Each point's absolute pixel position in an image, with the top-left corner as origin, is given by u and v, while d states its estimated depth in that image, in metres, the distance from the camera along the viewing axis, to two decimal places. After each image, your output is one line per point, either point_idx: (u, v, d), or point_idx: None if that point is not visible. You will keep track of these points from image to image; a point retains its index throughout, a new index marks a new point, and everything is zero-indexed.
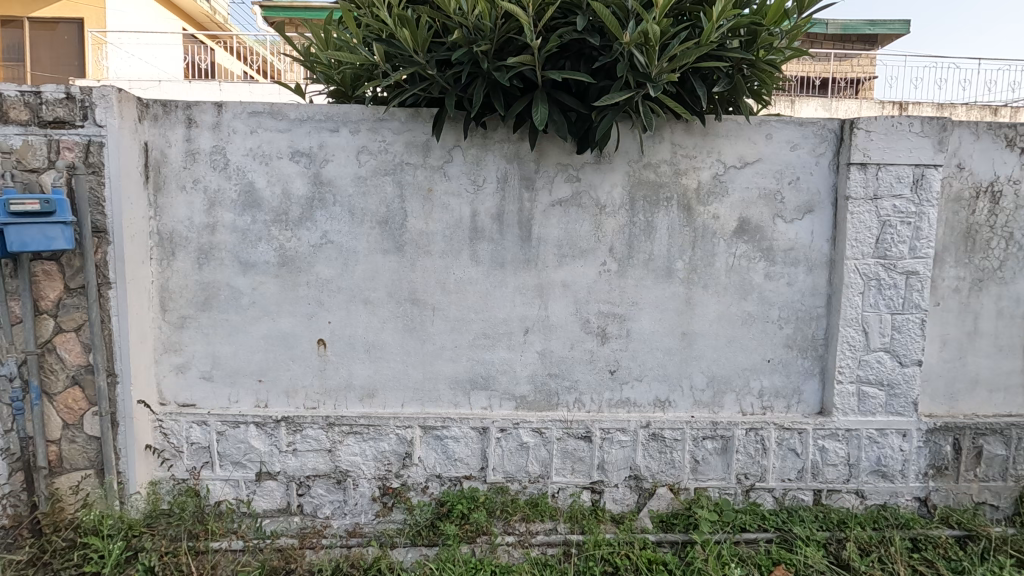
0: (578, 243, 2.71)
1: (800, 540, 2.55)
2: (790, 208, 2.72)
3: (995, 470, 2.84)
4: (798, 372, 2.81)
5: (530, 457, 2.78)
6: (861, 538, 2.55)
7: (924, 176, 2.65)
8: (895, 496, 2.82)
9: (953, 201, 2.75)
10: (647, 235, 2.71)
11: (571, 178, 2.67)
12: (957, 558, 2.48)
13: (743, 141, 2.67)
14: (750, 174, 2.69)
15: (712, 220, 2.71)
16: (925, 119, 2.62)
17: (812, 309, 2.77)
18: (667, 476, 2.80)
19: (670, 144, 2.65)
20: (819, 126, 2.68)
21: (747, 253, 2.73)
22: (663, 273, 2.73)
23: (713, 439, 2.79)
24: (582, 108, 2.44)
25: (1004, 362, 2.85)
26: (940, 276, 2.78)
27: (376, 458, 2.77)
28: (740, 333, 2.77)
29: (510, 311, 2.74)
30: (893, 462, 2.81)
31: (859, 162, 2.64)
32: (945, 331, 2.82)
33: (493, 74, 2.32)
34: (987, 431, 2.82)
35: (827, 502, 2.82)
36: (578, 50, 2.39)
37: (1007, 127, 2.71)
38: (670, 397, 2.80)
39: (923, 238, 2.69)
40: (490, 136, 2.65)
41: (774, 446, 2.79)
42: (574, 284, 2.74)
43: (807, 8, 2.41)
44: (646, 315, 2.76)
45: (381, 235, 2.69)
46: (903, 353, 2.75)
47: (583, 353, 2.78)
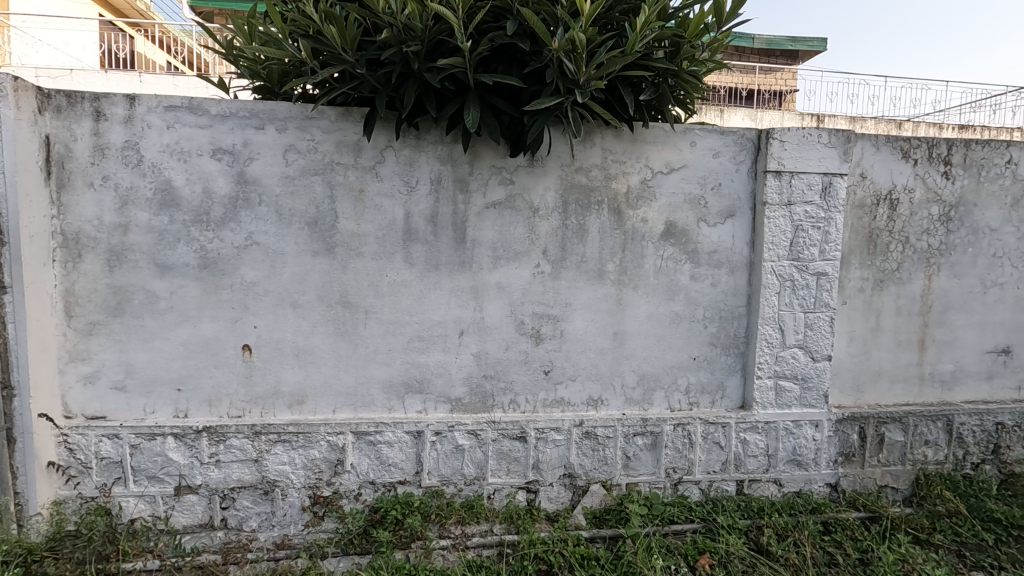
0: (512, 245, 2.74)
1: (723, 529, 2.68)
2: (713, 213, 2.85)
3: (895, 455, 3.09)
4: (722, 368, 2.95)
5: (466, 460, 2.78)
6: (779, 525, 2.71)
7: (831, 184, 2.85)
8: (809, 483, 3.01)
9: (857, 208, 2.97)
10: (580, 237, 2.77)
11: (505, 181, 2.69)
12: (862, 538, 2.68)
13: (669, 148, 2.78)
14: (676, 179, 2.81)
15: (641, 223, 2.80)
16: (832, 131, 2.82)
17: (734, 309, 2.92)
18: (600, 473, 2.87)
19: (601, 149, 2.73)
20: (739, 135, 2.82)
21: (674, 255, 2.84)
22: (595, 274, 2.80)
23: (643, 435, 2.88)
24: (514, 112, 2.46)
25: (902, 355, 3.10)
26: (847, 277, 3.00)
27: (306, 466, 2.68)
28: (669, 332, 2.88)
29: (445, 313, 2.73)
30: (808, 452, 3.00)
31: (775, 170, 2.80)
32: (852, 327, 3.04)
33: (425, 75, 2.31)
34: (888, 419, 3.06)
35: (749, 491, 2.97)
36: (510, 54, 2.41)
37: (903, 140, 2.96)
38: (602, 395, 2.87)
39: (831, 241, 2.89)
40: (423, 137, 2.63)
41: (700, 440, 2.92)
42: (509, 286, 2.76)
43: (726, 22, 2.51)
44: (579, 316, 2.82)
45: (310, 236, 2.62)
46: (815, 349, 2.95)
47: (518, 354, 2.80)
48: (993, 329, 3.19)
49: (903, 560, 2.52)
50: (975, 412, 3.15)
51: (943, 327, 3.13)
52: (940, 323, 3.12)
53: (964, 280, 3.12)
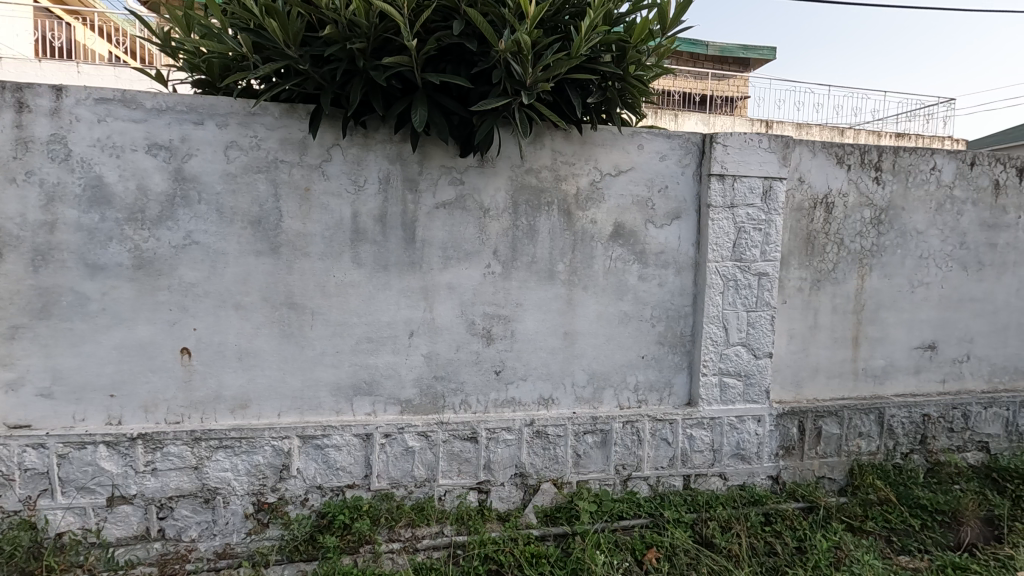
0: (462, 245, 2.73)
1: (670, 524, 2.75)
2: (660, 214, 2.92)
3: (831, 447, 3.23)
4: (669, 367, 3.02)
5: (416, 462, 2.76)
6: (723, 517, 2.79)
7: (772, 187, 2.96)
8: (752, 476, 3.12)
9: (796, 210, 3.10)
10: (530, 237, 2.79)
11: (455, 181, 2.69)
12: (800, 527, 2.79)
13: (617, 150, 2.83)
14: (624, 181, 2.86)
15: (591, 224, 2.84)
16: (771, 137, 2.93)
17: (681, 308, 3.00)
18: (551, 472, 2.90)
19: (550, 150, 2.75)
20: (684, 139, 2.90)
21: (622, 255, 2.90)
22: (546, 274, 2.82)
23: (593, 433, 2.92)
24: (462, 112, 2.46)
25: (838, 352, 3.26)
26: (787, 277, 3.12)
27: (249, 472, 2.61)
28: (618, 331, 2.94)
29: (395, 314, 2.70)
30: (751, 446, 3.10)
31: (718, 173, 2.89)
32: (792, 325, 3.17)
33: (371, 72, 2.28)
34: (825, 413, 3.20)
35: (695, 485, 3.05)
36: (459, 54, 2.41)
37: (837, 147, 3.11)
38: (553, 395, 2.90)
39: (772, 243, 3.00)
40: (371, 136, 2.60)
41: (648, 437, 2.98)
42: (460, 286, 2.75)
43: (671, 27, 2.57)
44: (530, 316, 2.83)
45: (253, 235, 2.54)
46: (757, 346, 3.05)
47: (469, 355, 2.80)
48: (921, 326, 3.38)
49: (837, 547, 2.63)
50: (904, 405, 3.32)
51: (875, 325, 3.30)
52: (873, 320, 3.29)
53: (894, 280, 3.29)
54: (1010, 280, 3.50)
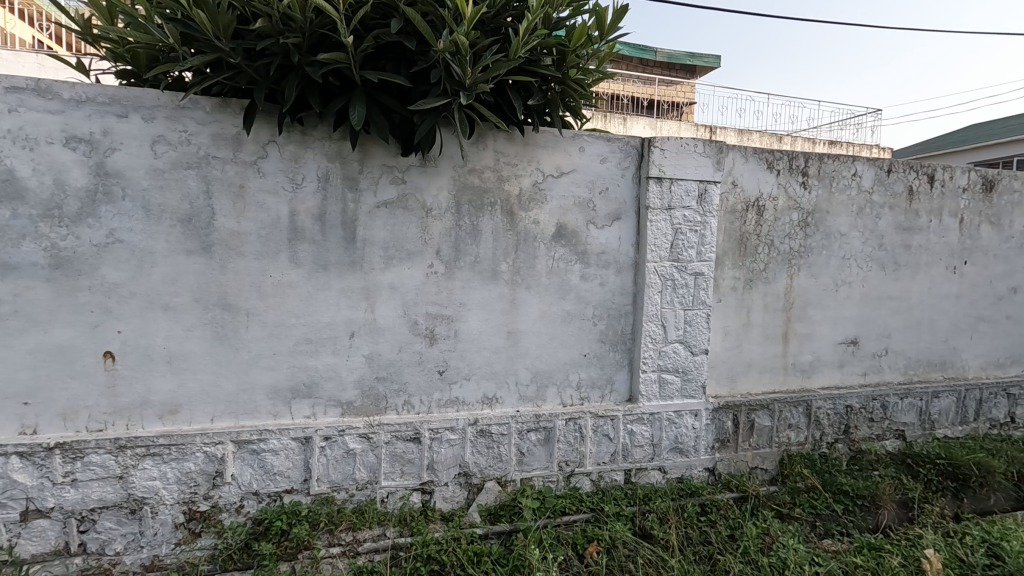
0: (404, 245, 2.71)
1: (610, 518, 2.81)
2: (601, 215, 2.99)
3: (763, 439, 3.39)
4: (610, 364, 3.09)
5: (357, 464, 2.72)
6: (661, 509, 2.88)
7: (707, 190, 3.08)
8: (689, 468, 3.23)
9: (729, 213, 3.23)
10: (473, 237, 2.80)
11: (397, 180, 2.67)
12: (733, 516, 2.92)
13: (559, 152, 2.88)
14: (566, 183, 2.91)
15: (533, 225, 2.88)
16: (706, 142, 3.05)
17: (621, 307, 3.07)
18: (495, 470, 2.92)
19: (493, 151, 2.77)
20: (624, 142, 2.98)
21: (564, 256, 2.95)
22: (489, 274, 2.84)
23: (537, 431, 2.96)
24: (403, 111, 2.45)
25: (769, 348, 3.42)
26: (721, 277, 3.26)
27: (180, 480, 2.50)
28: (561, 330, 2.98)
29: (335, 315, 2.65)
30: (688, 439, 3.21)
31: (656, 176, 2.98)
32: (726, 323, 3.31)
33: (306, 68, 2.24)
34: (758, 407, 3.35)
35: (635, 479, 3.14)
36: (399, 53, 2.40)
37: (767, 153, 3.27)
38: (497, 394, 2.92)
39: (707, 244, 3.12)
40: (309, 133, 2.55)
41: (590, 433, 3.04)
42: (402, 286, 2.73)
43: (609, 33, 2.63)
44: (474, 315, 2.84)
45: (183, 234, 2.45)
46: (693, 343, 3.16)
47: (412, 355, 2.78)
48: (844, 322, 3.59)
49: (766, 533, 2.77)
50: (829, 397, 3.52)
51: (803, 322, 3.48)
52: (801, 318, 3.47)
53: (820, 279, 3.48)
54: (923, 279, 3.77)
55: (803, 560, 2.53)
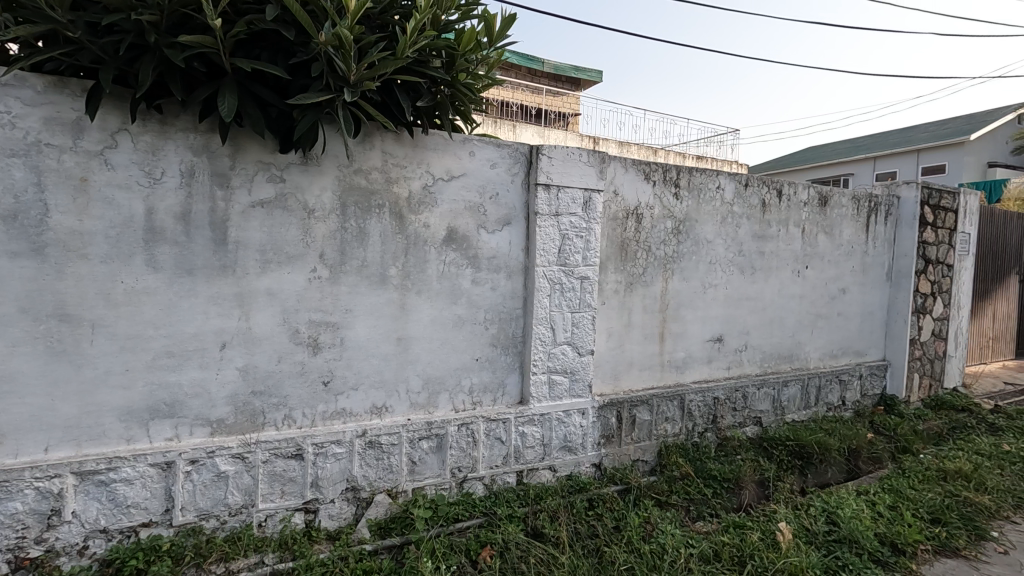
0: (283, 248, 2.52)
1: (503, 520, 2.83)
2: (492, 220, 3.01)
3: (644, 433, 3.61)
4: (502, 367, 3.12)
5: (230, 488, 2.48)
6: (552, 507, 2.96)
7: (591, 198, 3.22)
8: (577, 465, 3.35)
9: (611, 219, 3.41)
10: (360, 241, 2.68)
11: (274, 178, 2.48)
12: (618, 508, 3.07)
13: (449, 156, 2.85)
14: (456, 187, 2.89)
15: (423, 228, 2.82)
16: (590, 152, 3.19)
17: (512, 310, 3.11)
18: (385, 482, 2.81)
19: (380, 151, 2.68)
20: (513, 148, 3.03)
21: (455, 259, 2.92)
22: (377, 278, 2.73)
23: (429, 439, 2.90)
24: (280, 104, 2.29)
25: (648, 346, 3.66)
26: (605, 280, 3.43)
27: (2, 525, 2.11)
28: (452, 335, 2.96)
29: (202, 325, 2.40)
30: (576, 437, 3.33)
31: (544, 183, 3.06)
32: (609, 324, 3.48)
33: (166, 50, 2.02)
34: (638, 402, 3.56)
35: (527, 480, 3.19)
36: (276, 42, 2.25)
37: (645, 164, 3.50)
38: (386, 403, 2.81)
39: (592, 249, 3.26)
40: (169, 123, 2.29)
41: (483, 437, 3.04)
42: (280, 292, 2.53)
43: (497, 39, 2.65)
44: (361, 322, 2.71)
45: (6, 233, 2.07)
46: (580, 344, 3.29)
47: (292, 366, 2.59)
48: (711, 321, 3.94)
49: (647, 522, 2.95)
50: (700, 390, 3.84)
51: (677, 322, 3.77)
52: (675, 318, 3.75)
53: (691, 282, 3.79)
54: (774, 282, 4.25)
55: (679, 544, 2.72)
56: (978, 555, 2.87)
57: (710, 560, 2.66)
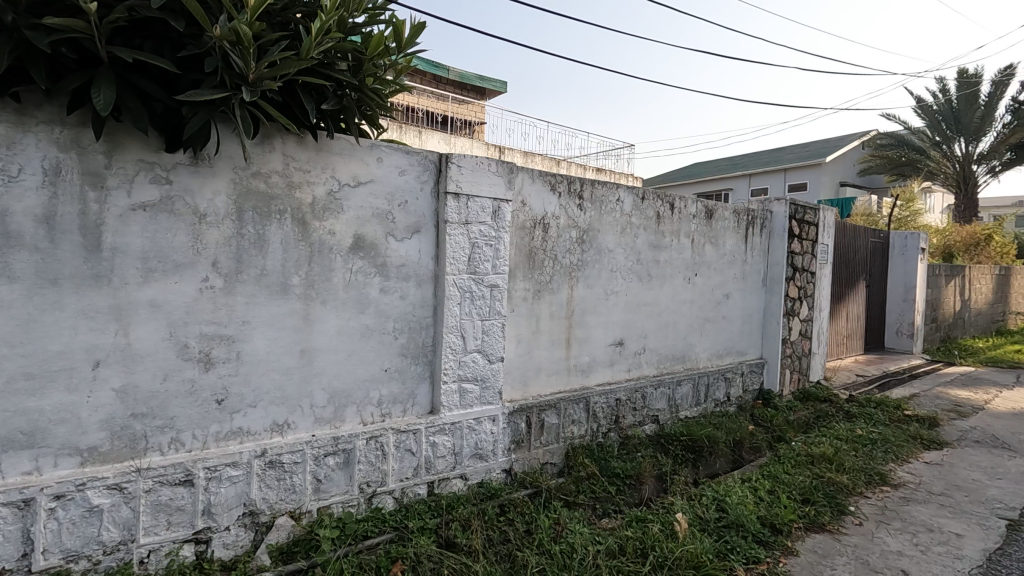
0: (169, 255, 2.31)
1: (414, 533, 2.78)
2: (401, 228, 2.96)
3: (551, 436, 3.71)
4: (412, 377, 3.07)
5: (105, 523, 2.22)
6: (464, 515, 2.95)
7: (500, 208, 3.28)
8: (489, 472, 3.37)
9: (519, 229, 3.49)
10: (258, 248, 2.52)
11: (159, 179, 2.27)
12: (529, 511, 3.12)
13: (356, 161, 2.77)
14: (363, 194, 2.82)
15: (328, 235, 2.72)
16: (499, 162, 3.25)
17: (422, 319, 3.08)
18: (287, 503, 2.66)
19: (281, 154, 2.55)
20: (422, 156, 3.01)
21: (363, 268, 2.84)
22: (278, 288, 2.59)
23: (335, 454, 2.78)
24: (167, 100, 2.11)
25: (555, 352, 3.77)
26: (514, 288, 3.49)
27: None
28: (360, 345, 2.86)
29: (70, 341, 2.13)
30: (487, 444, 3.35)
31: (454, 191, 3.07)
32: (518, 331, 3.55)
33: (26, 32, 1.79)
34: (546, 406, 3.66)
35: (438, 490, 3.15)
36: (162, 32, 2.07)
37: (550, 176, 3.62)
38: (288, 419, 2.66)
39: (501, 257, 3.31)
40: (29, 113, 2.03)
41: (392, 450, 2.97)
42: (166, 304, 2.32)
43: (406, 46, 2.63)
44: (260, 335, 2.55)
45: None
46: (491, 352, 3.32)
47: (181, 384, 2.37)
48: (613, 326, 4.15)
49: (556, 523, 3.03)
50: (603, 392, 4.02)
51: (581, 327, 3.92)
52: (580, 324, 3.91)
53: (594, 289, 3.97)
54: (668, 288, 4.56)
55: (587, 542, 2.83)
56: (839, 528, 3.27)
57: (615, 554, 2.79)
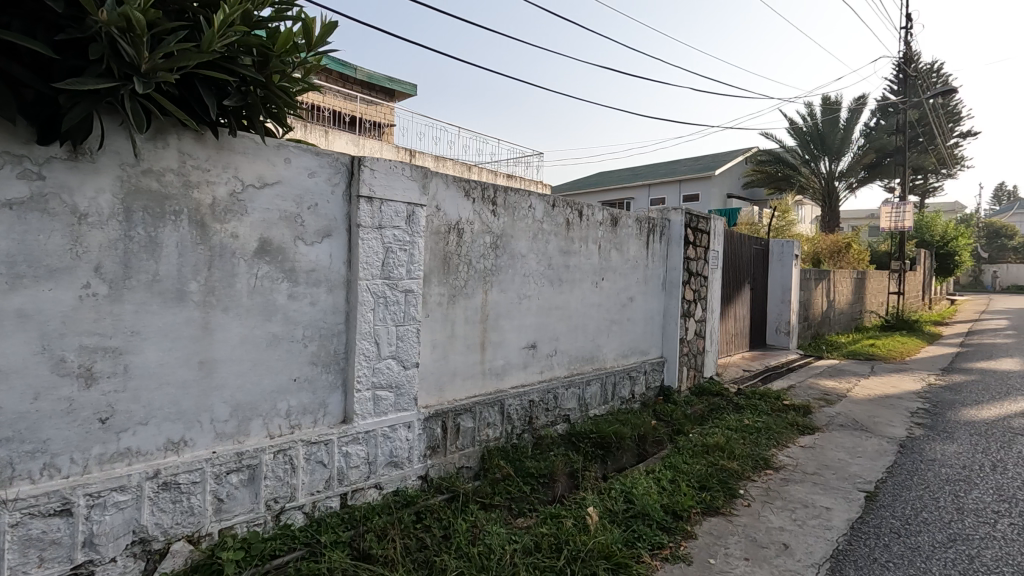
0: (42, 260, 2.07)
1: (326, 548, 2.68)
2: (310, 232, 2.85)
3: (467, 440, 3.73)
4: (323, 387, 2.96)
5: None
6: (379, 525, 2.89)
7: (414, 213, 3.26)
8: (404, 479, 3.33)
9: (434, 234, 3.49)
10: (149, 252, 2.33)
11: (29, 174, 2.03)
12: (445, 516, 3.12)
13: (261, 161, 2.64)
14: (269, 196, 2.69)
15: (230, 239, 2.56)
16: (412, 167, 3.24)
17: (333, 326, 2.98)
18: (185, 527, 2.46)
19: (177, 151, 2.37)
20: (332, 158, 2.92)
21: (269, 273, 2.71)
22: (172, 295, 2.39)
23: (239, 471, 2.62)
24: (41, 87, 1.90)
25: (469, 356, 3.80)
26: (428, 293, 3.48)
27: None
28: (266, 355, 2.72)
29: None
30: (402, 452, 3.31)
31: (366, 196, 3.01)
32: (433, 336, 3.54)
33: None
34: (461, 411, 3.68)
35: (352, 502, 3.06)
36: (36, 12, 1.87)
37: (464, 182, 3.66)
38: (185, 436, 2.47)
39: (415, 262, 3.29)
40: None
41: (302, 463, 2.84)
42: (38, 313, 2.07)
43: (317, 45, 2.55)
44: (152, 346, 2.35)
45: None
46: (405, 358, 3.28)
47: (56, 403, 2.13)
48: (526, 329, 4.26)
49: (473, 526, 3.05)
50: (517, 394, 4.11)
51: (496, 331, 3.99)
52: (494, 327, 3.96)
53: (507, 293, 4.05)
54: (578, 292, 4.75)
55: (503, 542, 2.88)
56: (731, 510, 3.57)
57: (531, 551, 2.87)
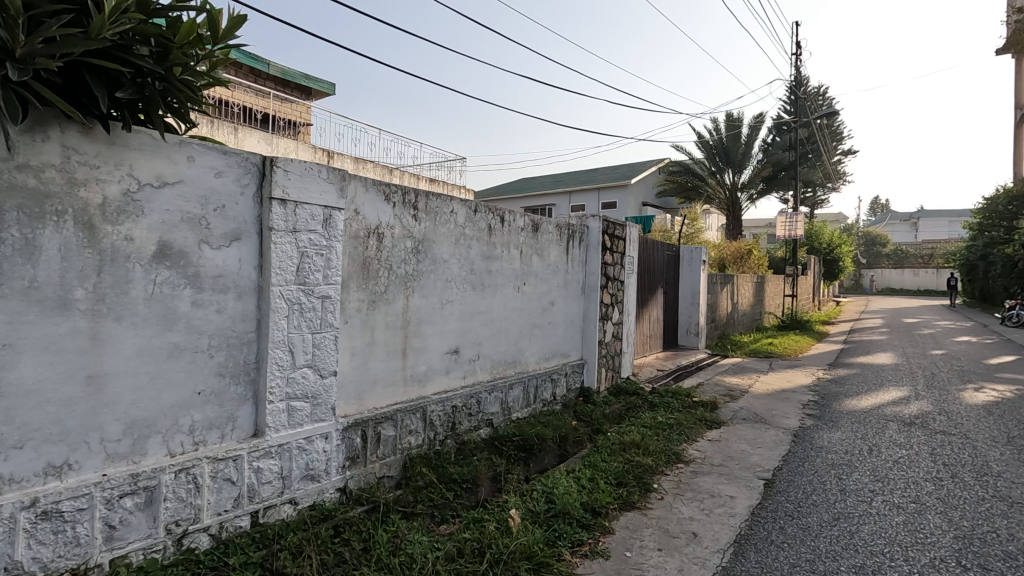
0: None
1: (235, 570, 2.52)
2: (216, 235, 2.68)
3: (388, 448, 3.66)
4: (231, 399, 2.79)
5: None
6: (294, 542, 2.76)
7: (331, 216, 3.16)
8: (321, 493, 3.20)
9: (352, 238, 3.39)
10: (26, 256, 2.10)
11: None
12: (365, 528, 3.04)
13: (160, 159, 2.46)
14: (170, 196, 2.50)
15: (123, 241, 2.36)
16: (329, 169, 3.14)
17: (243, 335, 2.82)
18: (69, 560, 2.23)
19: (60, 145, 2.16)
20: (241, 158, 2.78)
21: (170, 279, 2.52)
22: (54, 303, 2.17)
23: (134, 494, 2.41)
24: None
25: (390, 363, 3.73)
26: (346, 299, 3.38)
27: None
28: (166, 367, 2.53)
29: None
30: (319, 464, 3.19)
31: (280, 198, 2.88)
32: (352, 343, 3.44)
33: None
34: (382, 419, 3.60)
35: (263, 520, 2.91)
36: None
37: (384, 186, 3.59)
38: (70, 459, 2.24)
39: (332, 267, 3.19)
40: None
41: (207, 481, 2.66)
42: None
43: (224, 37, 2.42)
44: (29, 360, 2.11)
45: None
46: (322, 367, 3.16)
47: None
48: (449, 334, 4.24)
49: (394, 536, 2.99)
50: (440, 400, 4.08)
51: (418, 337, 3.94)
52: (415, 333, 3.92)
53: (429, 299, 4.01)
54: (500, 297, 4.80)
55: (425, 550, 2.85)
56: (646, 504, 3.75)
57: (454, 557, 2.86)
